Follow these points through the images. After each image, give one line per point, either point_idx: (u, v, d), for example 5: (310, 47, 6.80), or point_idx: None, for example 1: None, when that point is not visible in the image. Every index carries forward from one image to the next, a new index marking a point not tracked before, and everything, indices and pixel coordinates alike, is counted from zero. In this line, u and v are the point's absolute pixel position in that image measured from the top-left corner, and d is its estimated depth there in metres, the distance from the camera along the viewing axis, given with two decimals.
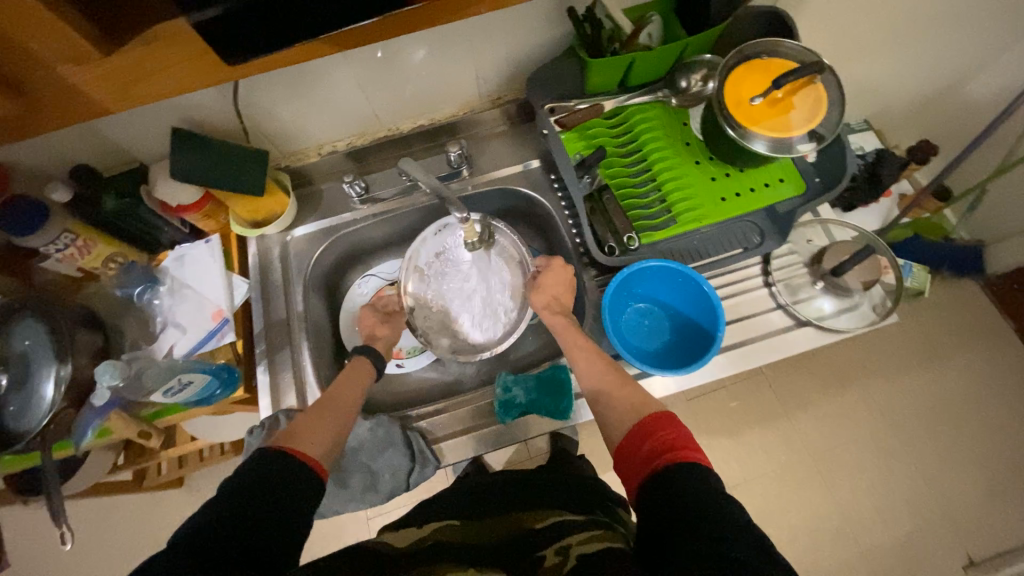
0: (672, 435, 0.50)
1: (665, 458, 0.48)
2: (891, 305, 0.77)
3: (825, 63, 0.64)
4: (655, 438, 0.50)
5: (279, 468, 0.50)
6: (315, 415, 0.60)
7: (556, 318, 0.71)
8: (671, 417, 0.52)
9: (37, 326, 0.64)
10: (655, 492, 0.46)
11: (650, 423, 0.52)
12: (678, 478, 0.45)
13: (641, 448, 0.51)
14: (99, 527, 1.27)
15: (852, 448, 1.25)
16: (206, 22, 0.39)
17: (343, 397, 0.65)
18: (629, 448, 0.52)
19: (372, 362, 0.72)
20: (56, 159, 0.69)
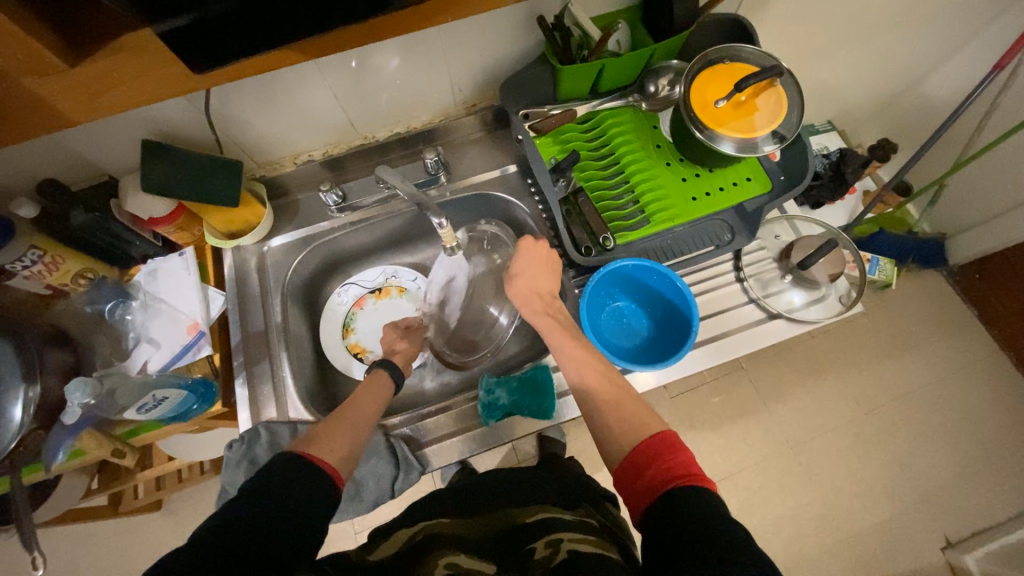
0: (676, 461, 0.48)
1: (671, 481, 0.47)
2: (856, 295, 0.80)
3: (783, 67, 0.67)
4: (660, 461, 0.49)
5: (299, 476, 0.49)
6: (335, 423, 0.58)
7: (535, 307, 0.69)
8: (674, 440, 0.50)
9: (4, 347, 0.61)
10: (659, 522, 0.44)
11: (653, 443, 0.50)
12: (682, 506, 0.44)
13: (644, 471, 0.49)
14: (73, 556, 1.22)
15: (831, 438, 1.29)
16: (175, 32, 0.39)
17: (361, 407, 0.62)
18: (631, 469, 0.50)
19: (392, 375, 0.70)
20: (21, 175, 0.67)
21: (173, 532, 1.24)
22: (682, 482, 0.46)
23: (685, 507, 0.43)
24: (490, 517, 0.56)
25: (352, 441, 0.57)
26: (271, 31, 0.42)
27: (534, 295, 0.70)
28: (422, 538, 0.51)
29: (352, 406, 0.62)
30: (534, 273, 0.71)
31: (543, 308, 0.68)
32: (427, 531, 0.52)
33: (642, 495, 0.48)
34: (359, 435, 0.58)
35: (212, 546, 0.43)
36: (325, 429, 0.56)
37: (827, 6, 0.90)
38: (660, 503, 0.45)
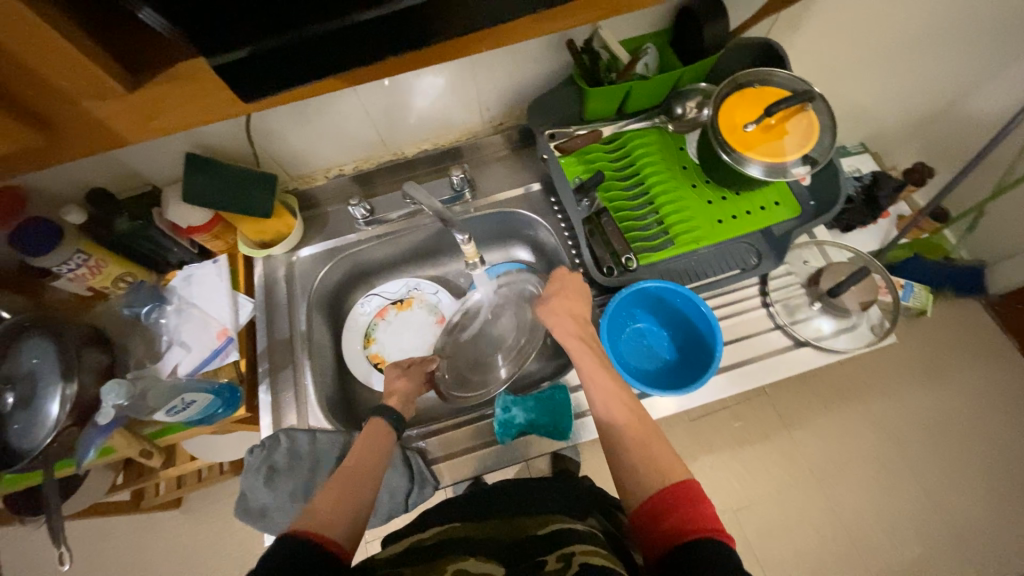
0: (699, 511, 0.47)
1: (693, 532, 0.45)
2: (889, 325, 0.77)
3: (815, 91, 0.66)
4: (682, 511, 0.47)
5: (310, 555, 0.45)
6: (334, 494, 0.53)
7: (569, 327, 0.68)
8: (700, 492, 0.49)
9: (46, 344, 0.66)
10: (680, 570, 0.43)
11: (676, 491, 0.49)
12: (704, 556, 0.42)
13: (663, 522, 0.48)
14: (94, 548, 1.25)
15: (859, 471, 1.23)
16: (229, 65, 0.41)
17: (365, 465, 0.59)
18: (648, 518, 0.49)
19: (388, 419, 0.66)
20: (73, 183, 0.71)
21: (190, 531, 1.26)
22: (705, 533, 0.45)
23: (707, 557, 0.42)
24: (496, 520, 0.56)
25: (352, 512, 0.52)
26: (317, 64, 0.44)
27: (569, 316, 0.69)
28: (432, 544, 0.50)
29: (359, 465, 0.58)
30: (569, 296, 0.70)
31: (577, 329, 0.68)
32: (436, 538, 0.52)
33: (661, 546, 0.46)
34: (359, 501, 0.54)
35: None
36: (328, 502, 0.52)
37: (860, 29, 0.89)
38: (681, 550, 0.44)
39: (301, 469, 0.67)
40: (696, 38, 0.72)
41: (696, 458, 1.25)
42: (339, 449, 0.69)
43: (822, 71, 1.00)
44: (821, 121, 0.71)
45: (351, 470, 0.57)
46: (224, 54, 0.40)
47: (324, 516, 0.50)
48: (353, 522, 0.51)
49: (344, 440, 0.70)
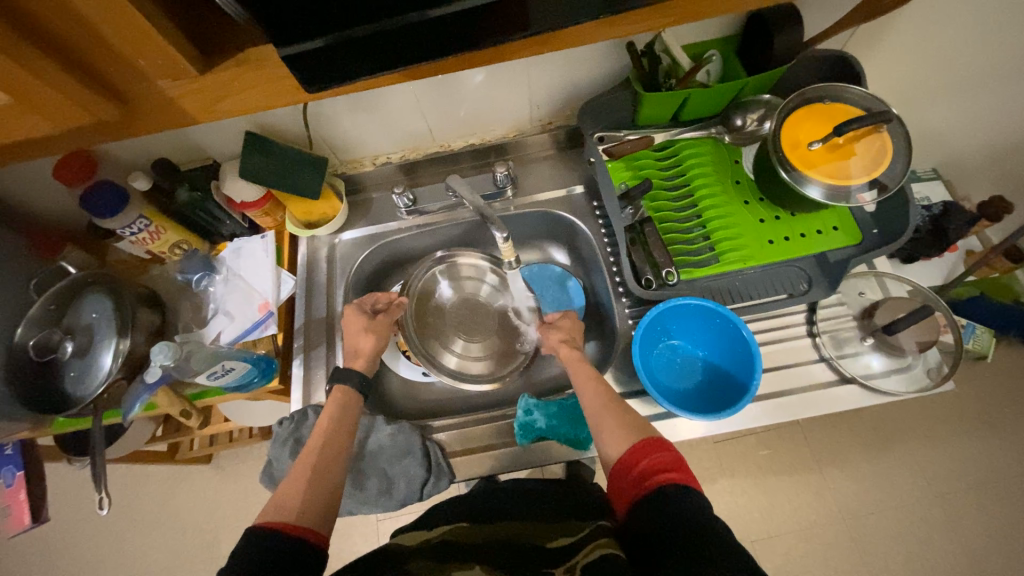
0: (661, 457, 0.51)
1: (658, 477, 0.49)
2: (948, 370, 0.71)
3: (893, 112, 0.62)
4: (647, 459, 0.51)
5: (274, 548, 0.46)
6: (301, 481, 0.55)
7: (561, 351, 0.72)
8: (663, 440, 0.53)
9: (104, 301, 0.71)
10: (648, 518, 0.47)
11: (639, 446, 0.53)
12: (669, 501, 0.47)
13: (630, 472, 0.52)
14: (131, 492, 1.34)
15: (891, 517, 1.16)
16: (299, 54, 0.43)
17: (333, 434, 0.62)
18: (619, 472, 0.53)
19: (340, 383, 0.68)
20: (142, 153, 0.76)
21: (217, 487, 1.33)
22: (667, 477, 0.49)
23: (670, 502, 0.47)
24: (521, 520, 0.56)
25: (323, 499, 0.54)
26: (383, 58, 0.45)
27: (562, 344, 0.72)
28: (442, 540, 0.52)
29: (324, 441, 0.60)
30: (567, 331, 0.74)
31: (568, 351, 0.71)
32: (444, 535, 0.53)
33: (631, 497, 0.50)
34: (332, 485, 0.56)
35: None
36: (292, 488, 0.54)
37: (949, 47, 0.83)
38: (646, 499, 0.48)
39: None
40: (765, 48, 0.69)
41: (715, 481, 1.22)
42: (365, 429, 0.72)
43: (897, 91, 0.93)
44: (895, 144, 0.66)
45: (320, 449, 0.59)
46: (297, 44, 0.42)
47: (292, 505, 0.52)
48: (325, 506, 0.54)
49: (369, 420, 0.73)
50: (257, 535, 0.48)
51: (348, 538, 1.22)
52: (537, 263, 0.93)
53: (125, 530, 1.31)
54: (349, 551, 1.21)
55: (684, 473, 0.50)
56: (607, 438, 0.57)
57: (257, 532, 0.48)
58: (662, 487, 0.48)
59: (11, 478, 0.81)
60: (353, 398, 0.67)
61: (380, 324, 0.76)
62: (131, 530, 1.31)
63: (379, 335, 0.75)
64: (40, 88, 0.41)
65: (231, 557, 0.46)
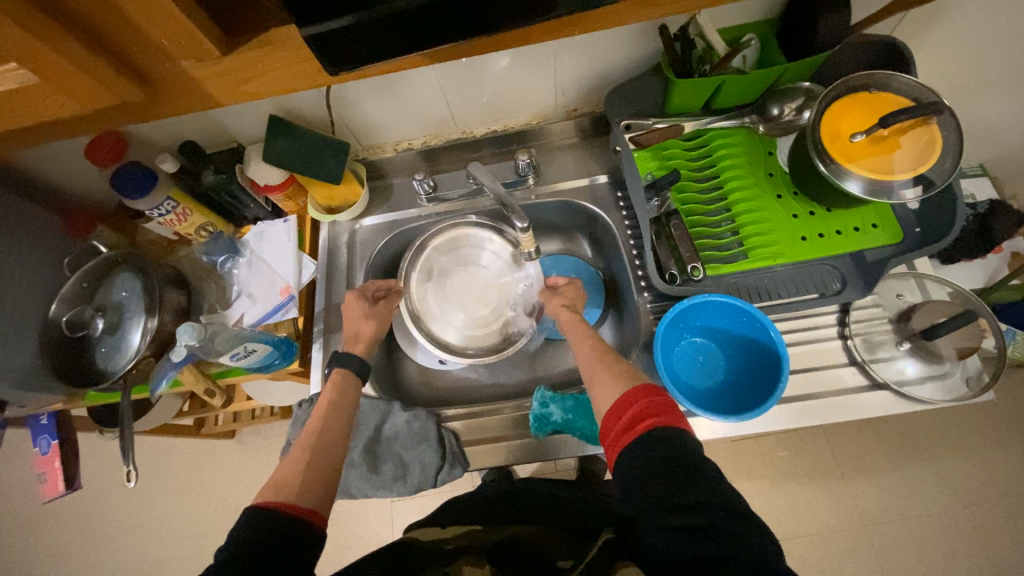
0: (653, 401, 0.50)
1: (651, 419, 0.49)
2: (990, 380, 0.67)
3: (945, 102, 0.57)
4: (639, 403, 0.50)
5: (272, 528, 0.47)
6: (301, 461, 0.55)
7: (562, 317, 0.71)
8: (655, 386, 0.52)
9: (134, 281, 0.73)
10: (641, 463, 0.46)
11: (631, 392, 0.52)
12: (664, 443, 0.46)
13: (621, 417, 0.51)
14: (159, 464, 1.39)
15: (916, 526, 1.12)
16: (322, 35, 0.42)
17: (338, 416, 0.62)
18: (609, 421, 0.52)
19: (356, 371, 0.68)
20: (170, 136, 0.76)
21: (240, 462, 1.38)
22: (659, 420, 0.48)
23: (664, 444, 0.46)
24: (542, 527, 0.56)
25: (327, 486, 0.54)
26: (403, 40, 0.44)
27: (562, 309, 0.72)
28: (457, 547, 0.51)
29: (331, 423, 0.61)
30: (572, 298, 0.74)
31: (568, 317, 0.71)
32: (457, 541, 0.52)
33: (623, 442, 0.49)
34: (330, 462, 0.57)
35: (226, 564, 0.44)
36: (291, 469, 0.54)
37: (1010, 32, 0.77)
38: (640, 442, 0.47)
39: None
40: (808, 32, 0.65)
41: (732, 481, 1.19)
42: (379, 415, 0.72)
43: (948, 79, 0.87)
44: (945, 137, 0.61)
45: (321, 429, 0.60)
46: (318, 25, 0.41)
47: (290, 487, 0.52)
48: (323, 485, 0.54)
49: (384, 407, 0.73)
50: (256, 515, 0.48)
51: (363, 518, 1.25)
52: (556, 255, 0.92)
53: (153, 500, 1.37)
54: (366, 529, 1.24)
55: (675, 416, 0.49)
56: (602, 405, 0.55)
57: (255, 512, 0.48)
58: (656, 428, 0.48)
59: (47, 446, 0.84)
60: (351, 382, 0.67)
61: (380, 309, 0.77)
62: (160, 500, 1.36)
63: (381, 324, 0.76)
64: (62, 64, 0.41)
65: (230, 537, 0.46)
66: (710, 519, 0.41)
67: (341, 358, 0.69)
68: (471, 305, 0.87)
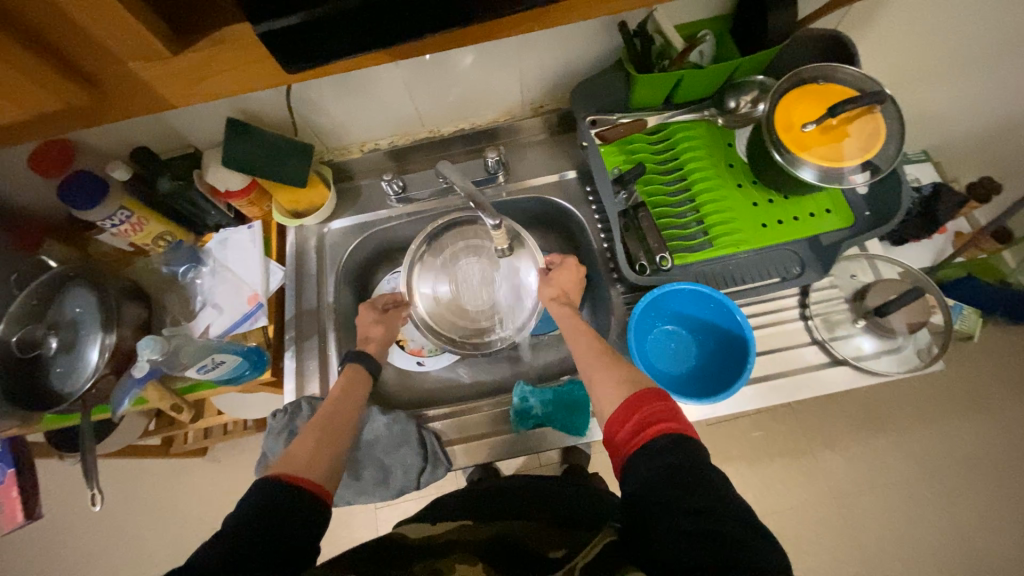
0: (661, 407, 0.51)
1: (656, 427, 0.49)
2: (938, 351, 0.72)
3: (887, 92, 0.61)
4: (644, 410, 0.51)
5: (279, 502, 0.47)
6: (312, 440, 0.56)
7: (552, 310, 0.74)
8: (659, 390, 0.53)
9: (88, 295, 0.69)
10: (646, 470, 0.46)
11: (634, 397, 0.52)
12: (670, 453, 0.46)
13: (630, 421, 0.51)
14: (127, 487, 1.33)
15: (882, 495, 1.19)
16: (275, 33, 0.41)
17: (342, 413, 0.62)
18: (617, 421, 0.52)
19: (365, 367, 0.70)
20: (120, 142, 0.73)
21: (214, 480, 1.33)
22: (668, 427, 0.49)
23: (670, 453, 0.46)
24: (527, 521, 0.56)
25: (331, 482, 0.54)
26: (364, 36, 0.44)
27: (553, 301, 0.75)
28: (450, 540, 0.51)
29: (337, 412, 0.62)
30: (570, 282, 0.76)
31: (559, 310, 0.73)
32: (449, 535, 0.52)
33: (627, 447, 0.50)
34: (338, 445, 0.58)
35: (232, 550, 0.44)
36: (302, 446, 0.55)
37: (943, 25, 0.82)
38: (650, 450, 0.47)
39: None
40: (760, 28, 0.67)
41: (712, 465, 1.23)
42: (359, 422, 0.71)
43: (890, 69, 0.92)
44: (888, 126, 0.65)
45: (330, 416, 0.61)
46: (271, 22, 0.40)
47: (300, 460, 0.53)
48: (330, 464, 0.55)
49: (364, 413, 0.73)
50: (266, 485, 0.49)
51: (348, 527, 1.23)
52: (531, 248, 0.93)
53: (123, 526, 1.30)
54: (351, 538, 1.22)
55: (682, 422, 0.49)
56: (604, 403, 0.56)
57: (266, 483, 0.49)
58: (662, 436, 0.48)
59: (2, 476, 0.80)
60: (363, 378, 0.69)
61: (392, 317, 0.80)
62: (130, 525, 1.30)
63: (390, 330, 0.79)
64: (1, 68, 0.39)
65: (243, 502, 0.47)
66: (716, 525, 0.41)
67: (357, 355, 0.70)
68: (469, 296, 0.85)
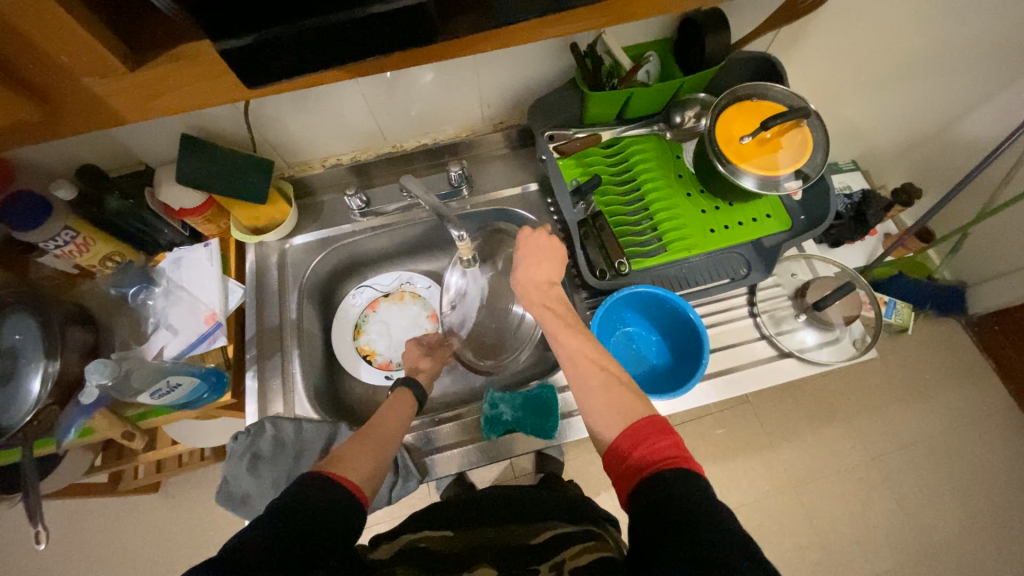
0: (662, 442, 0.49)
1: (660, 462, 0.48)
2: (871, 340, 0.79)
3: (812, 107, 0.67)
4: (644, 444, 0.50)
5: (322, 496, 0.47)
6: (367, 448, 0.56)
7: (531, 296, 0.70)
8: (663, 422, 0.51)
9: (30, 321, 0.65)
10: (647, 503, 0.45)
11: (634, 430, 0.51)
12: (670, 490, 0.45)
13: (631, 456, 0.50)
14: (71, 531, 1.23)
15: (837, 481, 1.26)
16: (233, 51, 0.41)
17: (387, 427, 0.62)
18: (618, 455, 0.51)
19: (413, 393, 0.71)
20: (65, 160, 0.70)
21: (168, 516, 1.25)
22: (669, 463, 0.47)
23: (671, 487, 0.45)
24: (501, 525, 0.56)
25: None
26: (325, 54, 0.45)
27: (537, 288, 0.70)
28: (423, 547, 0.52)
29: (381, 424, 0.62)
30: (540, 261, 0.71)
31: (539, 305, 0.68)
32: (426, 542, 0.53)
33: (629, 481, 0.49)
34: (381, 457, 0.57)
35: (251, 546, 0.42)
36: (354, 450, 0.55)
37: (857, 48, 0.91)
38: (649, 485, 0.46)
39: (285, 456, 0.68)
40: (698, 51, 0.73)
41: None
42: (325, 437, 0.70)
43: (814, 85, 1.01)
44: (815, 138, 0.72)
45: (372, 428, 0.61)
46: (227, 41, 0.40)
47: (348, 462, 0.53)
48: (370, 470, 0.54)
49: (330, 428, 0.70)
50: (314, 479, 0.48)
51: None
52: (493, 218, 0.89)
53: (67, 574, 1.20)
54: None
55: (682, 457, 0.48)
56: (601, 426, 0.55)
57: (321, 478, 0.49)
58: (663, 472, 0.47)
59: None
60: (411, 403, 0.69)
61: (437, 354, 0.82)
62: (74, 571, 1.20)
63: (438, 361, 0.81)
64: None
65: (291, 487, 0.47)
66: (715, 554, 0.40)
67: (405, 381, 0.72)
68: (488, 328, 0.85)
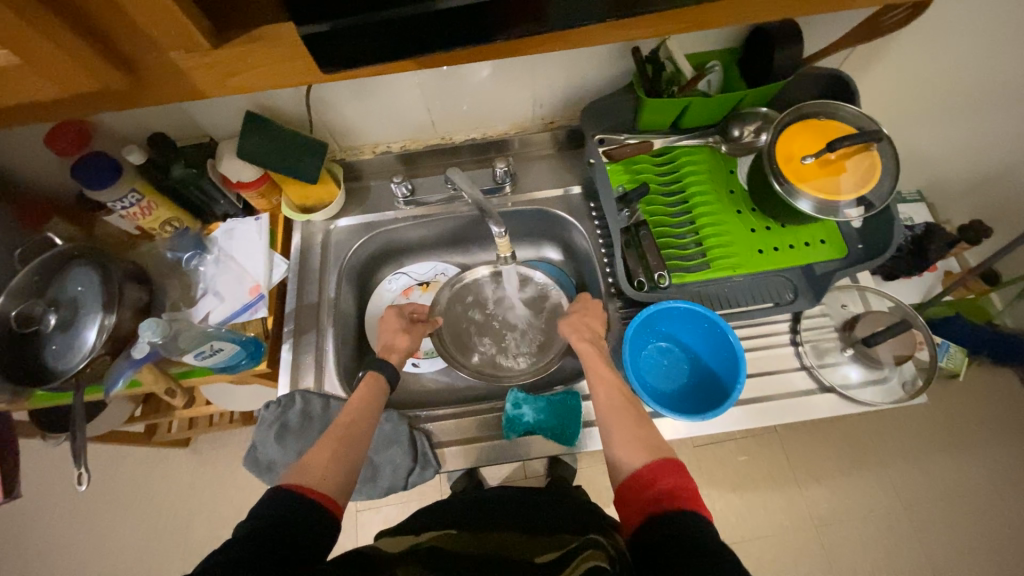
0: (677, 481, 0.50)
1: (672, 500, 0.48)
2: (922, 384, 0.74)
3: (883, 133, 0.63)
4: (661, 481, 0.50)
5: (292, 511, 0.49)
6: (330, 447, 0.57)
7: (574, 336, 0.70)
8: (679, 463, 0.52)
9: (91, 274, 0.69)
10: (655, 540, 0.45)
11: (652, 468, 0.51)
12: (682, 529, 0.44)
13: (644, 491, 0.50)
14: (107, 474, 1.31)
15: (862, 526, 1.20)
16: (311, 35, 0.43)
17: (359, 421, 0.62)
18: (630, 489, 0.51)
19: (385, 375, 0.69)
20: (138, 126, 0.74)
21: (194, 472, 1.31)
22: (683, 503, 0.47)
23: (684, 526, 0.45)
24: (512, 533, 0.53)
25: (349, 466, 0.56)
26: (395, 45, 0.46)
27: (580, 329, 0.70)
28: (430, 547, 0.50)
29: (355, 421, 0.61)
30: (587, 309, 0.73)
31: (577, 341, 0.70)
32: (431, 542, 0.51)
33: (640, 513, 0.49)
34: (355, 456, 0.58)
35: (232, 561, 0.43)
36: (320, 456, 0.55)
37: (938, 72, 0.86)
38: (661, 522, 0.46)
39: (311, 429, 0.70)
40: (765, 62, 0.70)
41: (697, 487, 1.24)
42: None
43: (885, 107, 0.96)
44: (884, 163, 0.68)
45: (348, 425, 0.60)
46: (308, 26, 0.42)
47: (317, 472, 0.54)
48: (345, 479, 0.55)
49: None
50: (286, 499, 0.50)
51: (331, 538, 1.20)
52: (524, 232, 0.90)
53: (98, 513, 1.28)
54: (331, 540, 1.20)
55: (696, 500, 0.48)
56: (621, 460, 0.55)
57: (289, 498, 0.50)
58: (676, 511, 0.47)
59: None
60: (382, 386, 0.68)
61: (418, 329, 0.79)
62: (106, 511, 1.28)
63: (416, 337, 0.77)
64: (44, 44, 0.40)
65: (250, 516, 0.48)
66: None
67: (376, 364, 0.70)
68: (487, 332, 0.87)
